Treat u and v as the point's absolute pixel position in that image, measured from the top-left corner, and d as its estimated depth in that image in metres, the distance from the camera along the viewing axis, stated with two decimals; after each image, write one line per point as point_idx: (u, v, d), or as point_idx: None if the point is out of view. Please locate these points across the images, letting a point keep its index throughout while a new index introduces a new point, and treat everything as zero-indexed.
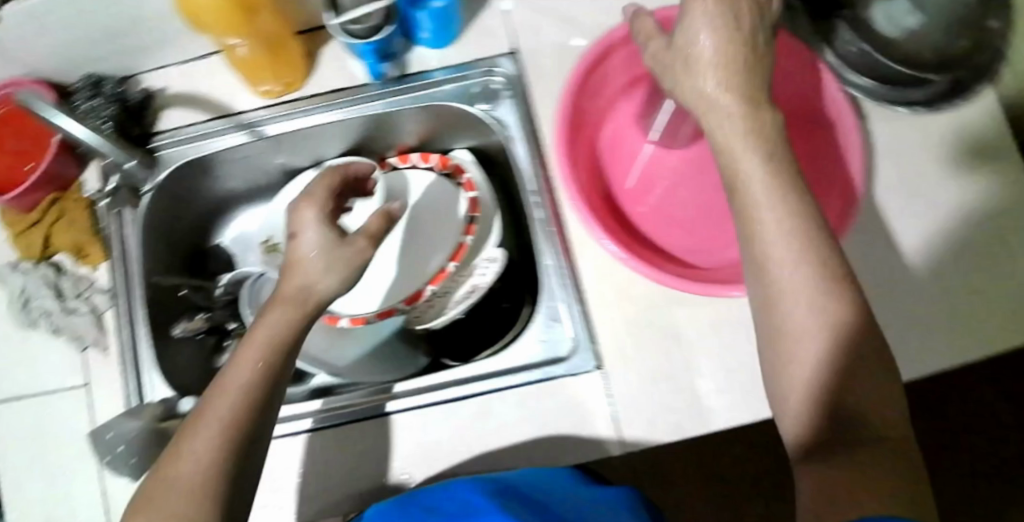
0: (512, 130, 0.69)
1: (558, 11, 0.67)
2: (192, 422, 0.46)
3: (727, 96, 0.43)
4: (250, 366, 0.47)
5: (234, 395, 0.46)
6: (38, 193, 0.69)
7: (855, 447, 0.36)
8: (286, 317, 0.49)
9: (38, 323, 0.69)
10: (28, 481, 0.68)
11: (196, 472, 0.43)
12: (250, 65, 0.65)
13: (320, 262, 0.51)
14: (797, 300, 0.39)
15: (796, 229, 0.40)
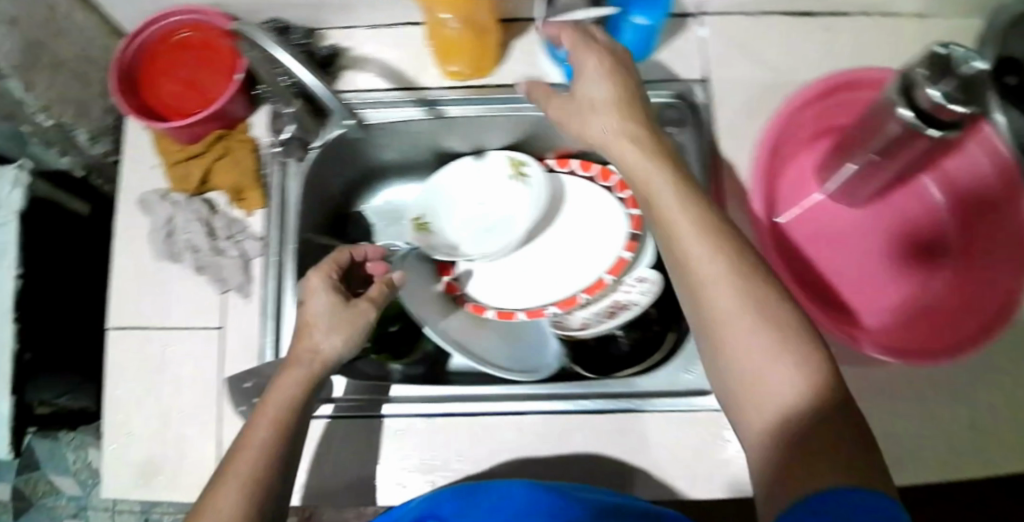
0: (691, 159, 0.67)
1: (752, 52, 0.69)
2: (213, 488, 0.45)
3: (612, 115, 0.48)
4: (269, 428, 0.48)
5: (258, 450, 0.46)
6: (205, 126, 0.66)
7: (807, 455, 0.32)
8: (299, 382, 0.50)
9: (179, 259, 0.67)
10: (140, 414, 0.66)
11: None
12: (449, 45, 0.66)
13: (329, 329, 0.53)
14: (734, 314, 0.37)
15: (695, 224, 0.40)
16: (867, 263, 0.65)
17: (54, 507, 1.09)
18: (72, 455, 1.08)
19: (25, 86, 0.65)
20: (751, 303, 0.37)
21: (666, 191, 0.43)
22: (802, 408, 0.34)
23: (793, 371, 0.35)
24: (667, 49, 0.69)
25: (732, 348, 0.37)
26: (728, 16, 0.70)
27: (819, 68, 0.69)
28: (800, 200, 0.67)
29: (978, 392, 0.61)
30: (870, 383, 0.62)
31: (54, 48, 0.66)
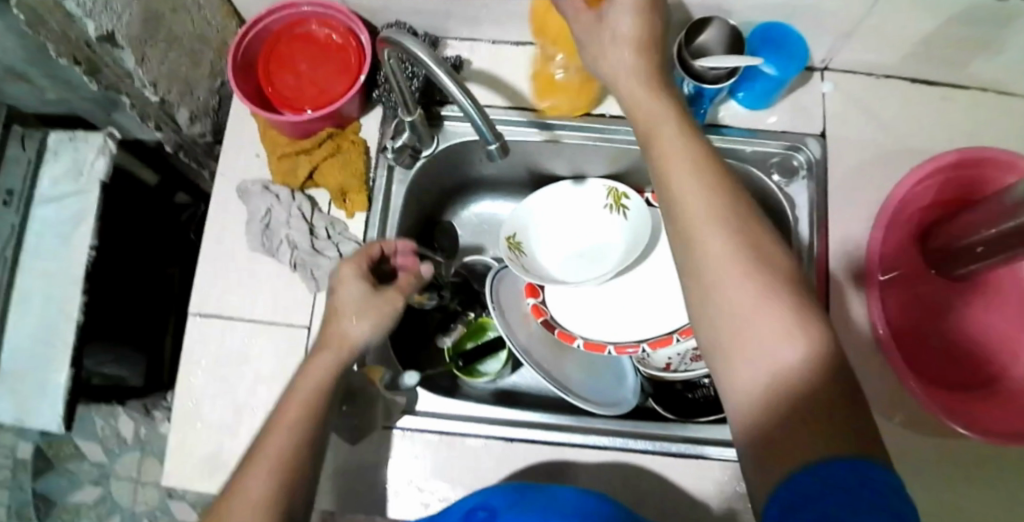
0: (801, 212, 0.66)
1: (873, 113, 0.69)
2: (246, 466, 0.44)
3: (633, 59, 0.45)
4: (297, 412, 0.47)
5: (278, 451, 0.44)
6: (319, 123, 0.65)
7: (820, 413, 0.30)
8: (327, 370, 0.50)
9: (275, 253, 0.66)
10: (211, 407, 0.64)
11: (254, 511, 0.41)
12: (551, 82, 0.67)
13: (360, 319, 0.52)
14: (721, 258, 0.36)
15: (701, 182, 0.38)
16: (954, 339, 0.66)
17: (77, 469, 1.14)
18: (100, 422, 1.14)
19: (137, 60, 0.63)
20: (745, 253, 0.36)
21: (676, 138, 0.41)
22: (801, 370, 0.32)
23: (783, 320, 0.33)
24: (789, 100, 0.69)
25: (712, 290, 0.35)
26: (852, 75, 0.70)
27: (937, 138, 0.68)
28: (902, 262, 0.67)
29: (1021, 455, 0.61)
30: (947, 455, 0.61)
31: (171, 23, 0.65)
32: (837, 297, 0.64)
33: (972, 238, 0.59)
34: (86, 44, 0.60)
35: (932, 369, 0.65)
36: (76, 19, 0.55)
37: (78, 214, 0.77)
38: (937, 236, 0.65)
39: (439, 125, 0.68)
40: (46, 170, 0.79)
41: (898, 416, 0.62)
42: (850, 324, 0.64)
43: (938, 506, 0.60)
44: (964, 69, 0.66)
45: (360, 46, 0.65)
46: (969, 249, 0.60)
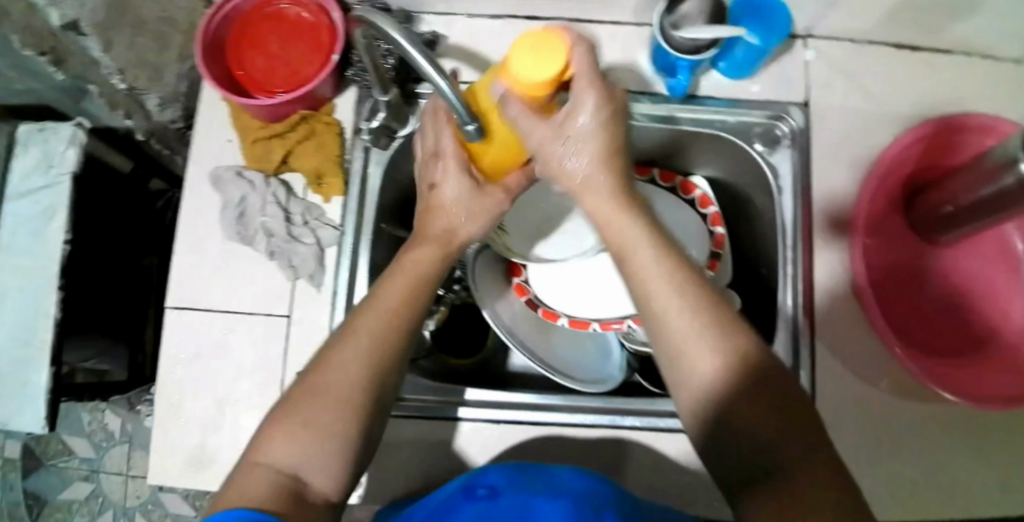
0: (784, 181, 0.66)
1: (856, 81, 0.68)
2: (347, 330, 0.44)
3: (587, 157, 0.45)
4: (401, 289, 0.47)
5: (354, 364, 0.42)
6: (291, 106, 0.64)
7: (787, 485, 0.35)
8: (434, 254, 0.49)
9: (251, 242, 0.65)
10: (192, 399, 0.63)
11: (350, 379, 0.42)
12: None
13: (472, 214, 0.51)
14: (695, 340, 0.40)
15: (665, 282, 0.41)
16: (939, 305, 0.66)
17: (66, 466, 1.13)
18: (86, 417, 1.13)
19: (103, 47, 0.61)
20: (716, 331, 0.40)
21: (634, 225, 0.44)
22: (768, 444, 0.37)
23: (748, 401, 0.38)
24: (772, 69, 0.67)
25: (692, 377, 0.40)
26: (836, 41, 0.68)
27: (921, 104, 0.67)
28: (885, 229, 0.67)
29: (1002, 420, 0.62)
30: (935, 421, 0.61)
31: (137, 8, 0.63)
32: (824, 267, 0.64)
33: (954, 201, 0.59)
34: (50, 34, 0.58)
35: (917, 333, 0.65)
36: (39, 9, 0.53)
37: (51, 209, 0.75)
38: (922, 202, 0.64)
39: (416, 102, 0.68)
40: (16, 165, 0.77)
41: (887, 383, 0.62)
42: (835, 294, 0.63)
43: (924, 474, 0.60)
44: (947, 33, 0.65)
45: (332, 24, 0.63)
46: (951, 214, 0.60)
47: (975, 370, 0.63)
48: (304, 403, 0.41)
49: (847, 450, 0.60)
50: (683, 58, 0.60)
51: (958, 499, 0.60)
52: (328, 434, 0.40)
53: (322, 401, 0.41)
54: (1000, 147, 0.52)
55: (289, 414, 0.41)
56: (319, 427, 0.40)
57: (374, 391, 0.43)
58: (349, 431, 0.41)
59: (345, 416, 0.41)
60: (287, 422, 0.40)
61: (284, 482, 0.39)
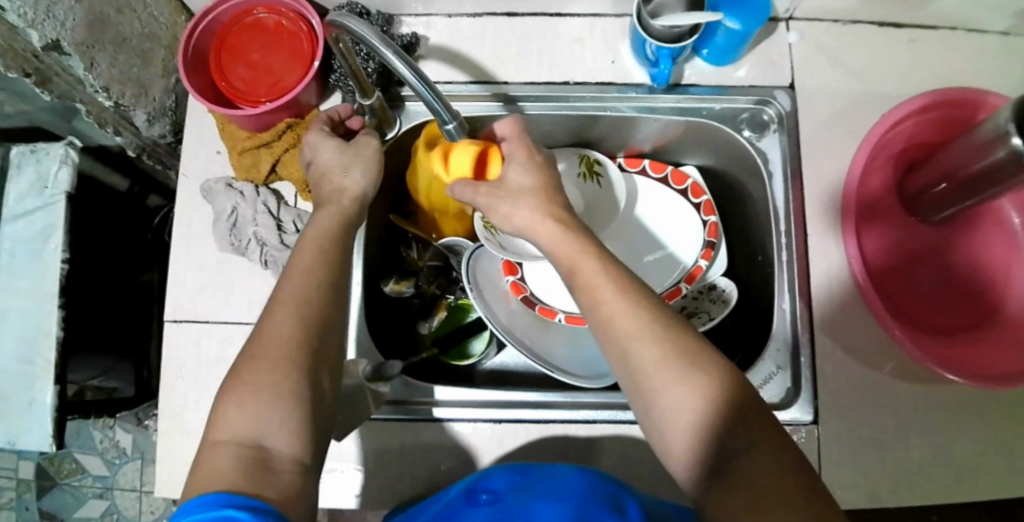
0: (774, 165, 0.66)
1: (840, 61, 0.67)
2: (272, 307, 0.44)
3: (520, 188, 0.49)
4: (320, 260, 0.47)
5: (285, 336, 0.42)
6: (276, 115, 0.64)
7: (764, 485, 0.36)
8: (340, 227, 0.51)
9: (245, 252, 0.65)
10: (193, 411, 0.63)
11: (286, 341, 0.42)
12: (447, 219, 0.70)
13: (351, 169, 0.54)
14: (664, 382, 0.40)
15: (619, 293, 0.43)
16: (936, 283, 0.66)
17: (80, 484, 1.14)
18: (97, 435, 1.15)
19: (87, 65, 0.62)
20: (683, 367, 0.40)
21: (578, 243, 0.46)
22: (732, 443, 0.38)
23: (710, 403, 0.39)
24: (755, 53, 0.67)
25: (661, 417, 0.40)
26: (819, 22, 0.68)
27: (909, 81, 0.67)
28: (880, 211, 0.67)
29: (1004, 395, 0.61)
30: (938, 401, 0.61)
31: (117, 25, 0.63)
32: (818, 250, 0.63)
33: (946, 179, 0.58)
34: (32, 54, 0.59)
35: (915, 313, 0.65)
36: (20, 30, 0.54)
37: (46, 229, 0.76)
38: (914, 180, 0.64)
39: (400, 105, 0.69)
40: (11, 187, 0.77)
41: (889, 365, 0.61)
42: (830, 275, 0.63)
43: (925, 453, 0.60)
44: (929, 8, 0.65)
45: (311, 31, 0.64)
46: (943, 192, 0.60)
47: (976, 348, 0.62)
48: (244, 379, 0.41)
49: (849, 435, 0.60)
50: (664, 46, 0.59)
51: (963, 476, 0.59)
52: (277, 397, 0.40)
53: (263, 369, 0.41)
54: (990, 119, 0.53)
55: (236, 391, 0.41)
56: (266, 392, 0.40)
57: (312, 348, 0.43)
58: (299, 387, 0.41)
59: (289, 376, 0.41)
60: (236, 398, 0.40)
61: (249, 453, 0.38)
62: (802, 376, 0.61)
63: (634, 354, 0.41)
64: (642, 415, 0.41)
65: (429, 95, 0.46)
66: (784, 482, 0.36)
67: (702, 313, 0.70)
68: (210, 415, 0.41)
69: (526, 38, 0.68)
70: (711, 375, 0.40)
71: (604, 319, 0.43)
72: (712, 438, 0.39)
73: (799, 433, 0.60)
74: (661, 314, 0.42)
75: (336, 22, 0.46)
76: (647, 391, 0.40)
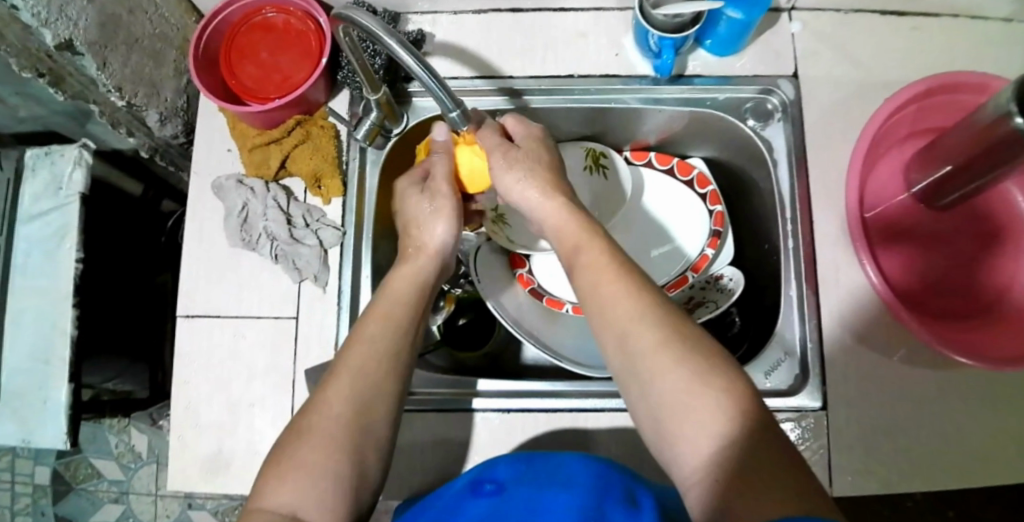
0: (778, 154, 0.67)
1: (843, 49, 0.68)
2: (335, 376, 0.46)
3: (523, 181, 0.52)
4: (395, 332, 0.49)
5: (337, 414, 0.44)
6: (286, 111, 0.65)
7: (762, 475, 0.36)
8: (414, 298, 0.52)
9: (255, 247, 0.66)
10: (206, 404, 0.64)
11: (337, 419, 0.44)
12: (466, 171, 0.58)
13: (439, 220, 0.55)
14: (663, 371, 0.40)
15: (620, 283, 0.44)
16: (941, 266, 0.66)
17: (95, 489, 1.15)
18: (113, 439, 1.16)
19: (99, 65, 0.63)
20: (684, 356, 0.40)
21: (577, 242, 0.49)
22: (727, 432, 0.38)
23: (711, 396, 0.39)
24: (758, 43, 0.68)
25: (658, 406, 0.40)
26: (821, 12, 0.68)
27: (913, 69, 0.67)
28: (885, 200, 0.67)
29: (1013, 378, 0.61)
30: (947, 385, 0.60)
31: (129, 26, 0.65)
32: (824, 239, 0.63)
33: (952, 162, 0.58)
34: (46, 54, 0.60)
35: (919, 297, 0.65)
36: (33, 30, 0.55)
37: (60, 230, 0.77)
38: (917, 167, 0.63)
39: (408, 101, 0.70)
40: (25, 190, 0.79)
41: (900, 352, 0.61)
42: (837, 262, 0.63)
43: (934, 437, 0.59)
44: None
45: (319, 28, 0.65)
46: (948, 176, 0.59)
47: (984, 333, 0.62)
48: (293, 453, 0.42)
49: (859, 421, 0.60)
50: (666, 36, 0.60)
51: (974, 460, 0.59)
52: (319, 476, 0.41)
53: (309, 445, 0.42)
54: (992, 101, 0.53)
55: (278, 467, 0.42)
56: (307, 468, 0.41)
57: (365, 429, 0.44)
58: (343, 470, 0.42)
59: (333, 454, 0.42)
60: (277, 471, 0.41)
61: None
62: (809, 364, 0.61)
63: (633, 346, 0.42)
64: (641, 406, 0.42)
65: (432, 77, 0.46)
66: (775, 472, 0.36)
67: (711, 303, 0.70)
68: (255, 483, 0.42)
69: (530, 33, 0.69)
70: (712, 366, 0.40)
71: (605, 310, 0.44)
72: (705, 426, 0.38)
73: (807, 421, 0.60)
74: (667, 317, 0.42)
75: (340, 12, 0.47)
76: (649, 397, 0.41)
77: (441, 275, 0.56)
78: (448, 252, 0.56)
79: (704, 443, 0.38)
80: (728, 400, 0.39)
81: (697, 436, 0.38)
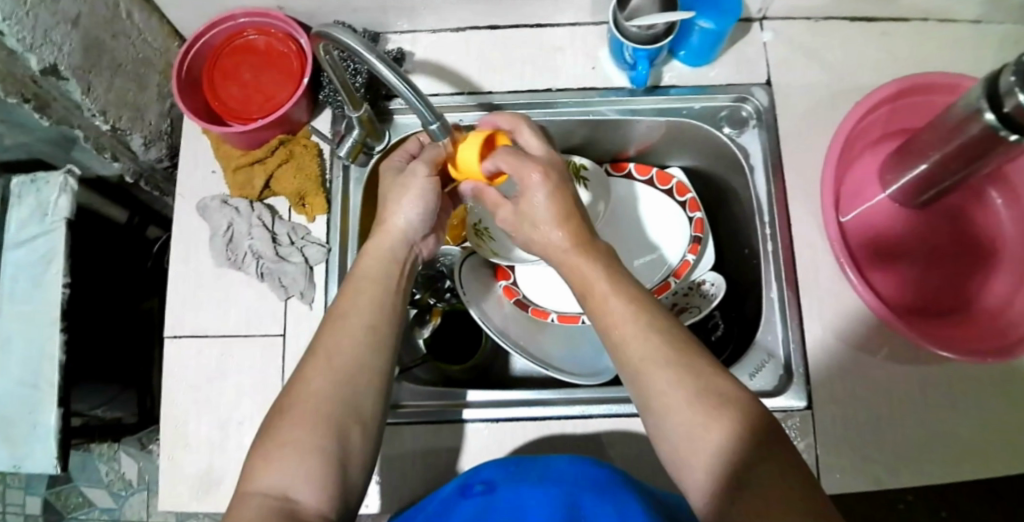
0: (755, 159, 0.68)
1: (815, 56, 0.69)
2: (313, 356, 0.46)
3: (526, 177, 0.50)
4: (368, 308, 0.49)
5: (321, 391, 0.44)
6: (270, 131, 0.66)
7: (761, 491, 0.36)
8: (383, 273, 0.52)
9: (241, 266, 0.66)
10: (194, 424, 0.64)
11: (322, 397, 0.44)
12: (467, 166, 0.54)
13: (406, 197, 0.53)
14: (678, 406, 0.40)
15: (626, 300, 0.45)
16: (923, 264, 0.67)
17: (86, 518, 1.14)
18: (104, 467, 1.14)
19: (83, 89, 0.64)
20: (698, 390, 0.40)
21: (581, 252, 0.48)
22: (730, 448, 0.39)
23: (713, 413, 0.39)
24: (731, 52, 0.69)
25: (674, 438, 0.40)
26: (791, 21, 0.70)
27: (883, 72, 0.69)
28: (861, 201, 0.68)
29: (994, 372, 0.61)
30: (931, 381, 0.61)
31: (112, 51, 0.66)
32: (802, 240, 0.64)
33: (924, 161, 0.59)
34: (31, 80, 0.61)
35: (901, 295, 0.66)
36: (18, 55, 0.57)
37: (49, 254, 0.77)
38: (891, 168, 0.64)
39: (389, 119, 0.71)
40: (12, 215, 0.79)
41: (882, 350, 0.62)
42: (817, 263, 0.64)
43: (920, 434, 0.60)
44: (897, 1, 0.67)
45: (300, 49, 0.66)
46: (922, 175, 0.60)
47: (963, 327, 0.63)
48: (276, 435, 0.43)
49: (845, 419, 0.60)
50: (640, 47, 0.61)
51: (960, 455, 0.59)
52: (303, 452, 0.41)
53: (293, 424, 0.42)
54: (960, 100, 0.54)
55: (263, 451, 0.42)
56: (294, 448, 0.41)
57: (347, 404, 0.44)
58: (327, 444, 0.42)
59: (319, 431, 0.42)
60: (263, 454, 0.42)
61: (276, 503, 0.40)
62: (792, 364, 0.62)
63: (646, 380, 0.42)
64: (657, 437, 0.42)
65: (414, 94, 0.47)
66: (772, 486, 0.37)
67: (694, 308, 0.70)
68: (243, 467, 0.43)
69: (508, 49, 0.70)
70: (728, 399, 0.40)
71: (617, 344, 0.44)
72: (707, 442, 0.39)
73: (793, 420, 0.60)
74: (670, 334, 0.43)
75: (321, 32, 0.48)
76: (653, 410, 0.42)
77: (415, 249, 0.55)
78: (416, 229, 0.55)
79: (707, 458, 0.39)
80: (743, 432, 0.39)
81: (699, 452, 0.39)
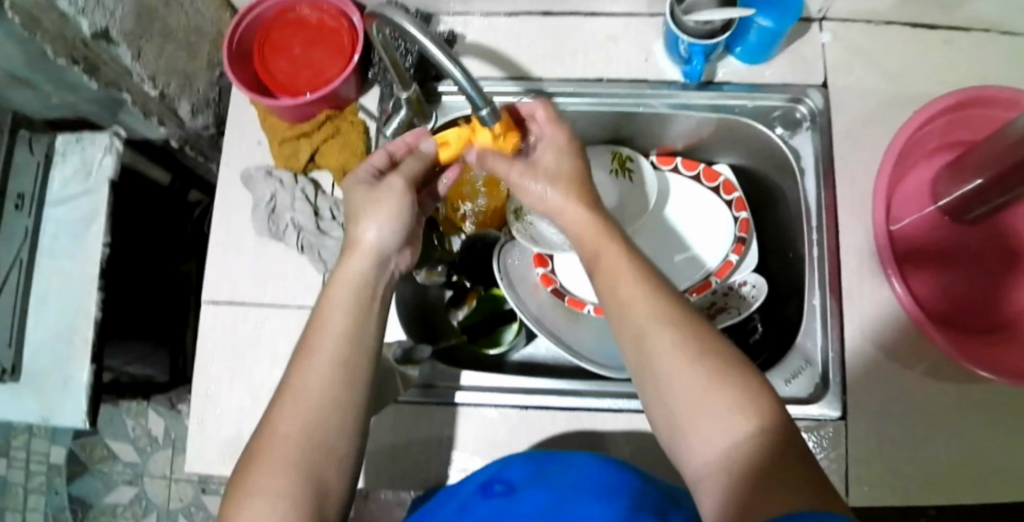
0: (807, 163, 0.67)
1: (874, 62, 0.68)
2: (281, 398, 0.44)
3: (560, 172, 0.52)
4: (337, 341, 0.45)
5: (293, 440, 0.42)
6: (317, 106, 0.66)
7: (774, 473, 0.36)
8: (355, 299, 0.47)
9: (282, 237, 0.67)
10: (227, 392, 0.64)
11: (298, 441, 0.42)
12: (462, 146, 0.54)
13: (376, 215, 0.49)
14: (680, 373, 0.40)
15: (639, 276, 0.45)
16: (969, 282, 0.65)
17: (110, 471, 1.16)
18: (131, 422, 1.17)
19: (133, 55, 0.64)
20: (701, 356, 0.41)
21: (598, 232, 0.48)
22: (740, 422, 0.38)
23: (729, 391, 0.39)
24: (787, 52, 0.68)
25: (672, 401, 0.40)
26: (852, 24, 0.68)
27: (943, 83, 0.67)
28: (911, 212, 0.67)
29: None
30: (970, 401, 0.60)
31: (165, 16, 0.66)
32: (849, 249, 0.63)
33: (981, 176, 0.58)
34: (81, 43, 0.61)
35: (943, 311, 0.65)
36: (70, 17, 0.57)
37: (89, 214, 0.78)
38: (945, 180, 0.63)
39: (437, 100, 0.71)
40: (54, 173, 0.80)
41: (923, 367, 0.61)
42: (860, 274, 0.63)
43: (954, 453, 0.59)
44: (966, 9, 0.65)
45: (351, 26, 0.65)
46: (979, 188, 0.59)
47: (1009, 350, 0.62)
48: (246, 481, 0.41)
49: (878, 433, 0.60)
50: (697, 42, 0.60)
51: (995, 478, 0.59)
52: (273, 499, 0.39)
53: (262, 473, 0.41)
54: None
55: (236, 497, 0.41)
56: (261, 499, 0.40)
57: (318, 445, 0.42)
58: (297, 492, 0.40)
59: (290, 477, 0.40)
60: (235, 502, 0.40)
61: None
62: (829, 373, 0.61)
63: (648, 346, 0.42)
64: (650, 396, 0.42)
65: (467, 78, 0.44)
66: (781, 466, 0.36)
67: (733, 309, 0.69)
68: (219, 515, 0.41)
69: (561, 36, 0.69)
70: (741, 388, 0.40)
71: (621, 311, 0.44)
72: (716, 418, 0.39)
73: (825, 429, 0.60)
74: (683, 311, 0.43)
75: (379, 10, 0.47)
76: (660, 384, 0.41)
77: (389, 268, 0.51)
78: (389, 246, 0.50)
79: (718, 437, 0.38)
80: (748, 406, 0.39)
81: (711, 430, 0.39)
